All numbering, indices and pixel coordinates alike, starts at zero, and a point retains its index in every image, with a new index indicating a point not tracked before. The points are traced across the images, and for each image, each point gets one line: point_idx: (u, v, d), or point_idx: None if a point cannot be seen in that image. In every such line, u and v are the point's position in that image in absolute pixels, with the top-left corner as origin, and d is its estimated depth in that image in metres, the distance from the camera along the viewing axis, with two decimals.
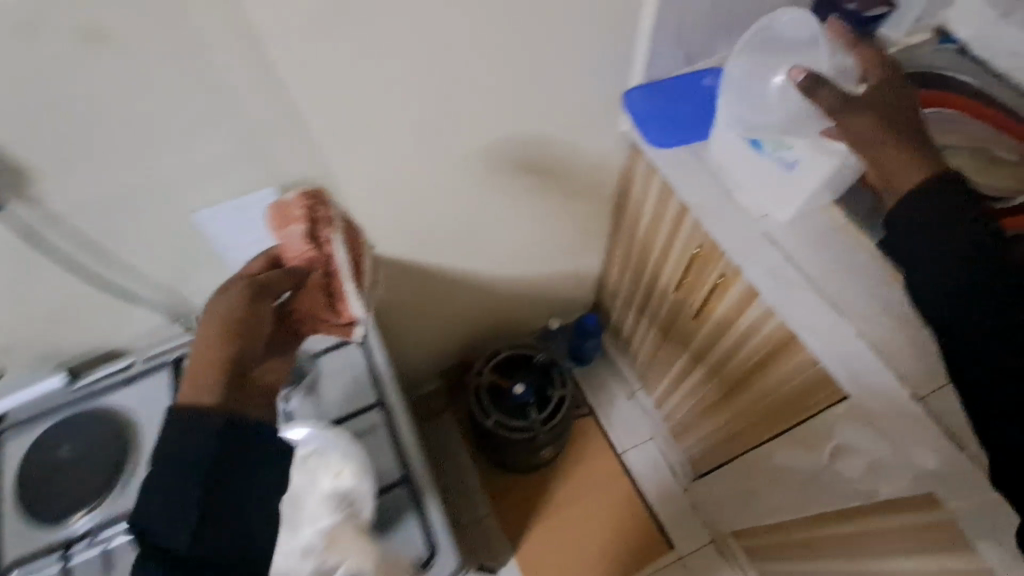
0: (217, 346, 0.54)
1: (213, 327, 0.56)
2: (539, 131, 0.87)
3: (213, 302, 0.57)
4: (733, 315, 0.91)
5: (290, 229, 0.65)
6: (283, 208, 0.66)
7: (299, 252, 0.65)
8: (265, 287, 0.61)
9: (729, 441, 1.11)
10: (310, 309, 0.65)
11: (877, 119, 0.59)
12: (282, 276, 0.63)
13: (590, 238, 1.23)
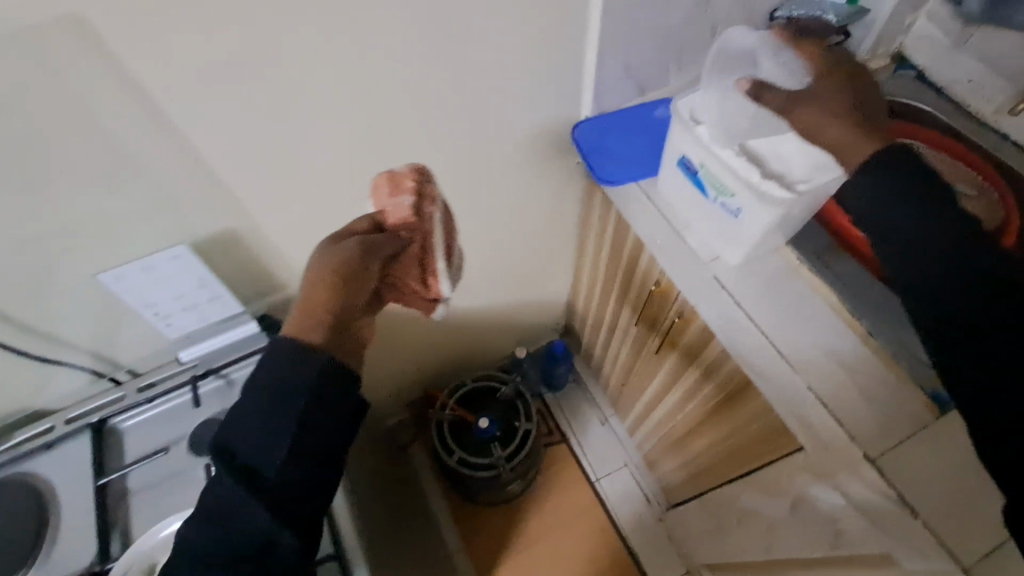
0: (325, 295, 0.57)
1: (327, 273, 0.58)
2: (486, 167, 0.85)
3: (326, 250, 0.59)
4: (693, 352, 0.88)
5: (394, 201, 0.64)
6: (401, 181, 0.64)
7: (404, 219, 0.63)
8: (381, 248, 0.61)
9: (700, 474, 1.08)
10: (404, 279, 0.65)
11: (825, 110, 0.60)
12: (395, 241, 0.63)
13: (555, 265, 1.20)
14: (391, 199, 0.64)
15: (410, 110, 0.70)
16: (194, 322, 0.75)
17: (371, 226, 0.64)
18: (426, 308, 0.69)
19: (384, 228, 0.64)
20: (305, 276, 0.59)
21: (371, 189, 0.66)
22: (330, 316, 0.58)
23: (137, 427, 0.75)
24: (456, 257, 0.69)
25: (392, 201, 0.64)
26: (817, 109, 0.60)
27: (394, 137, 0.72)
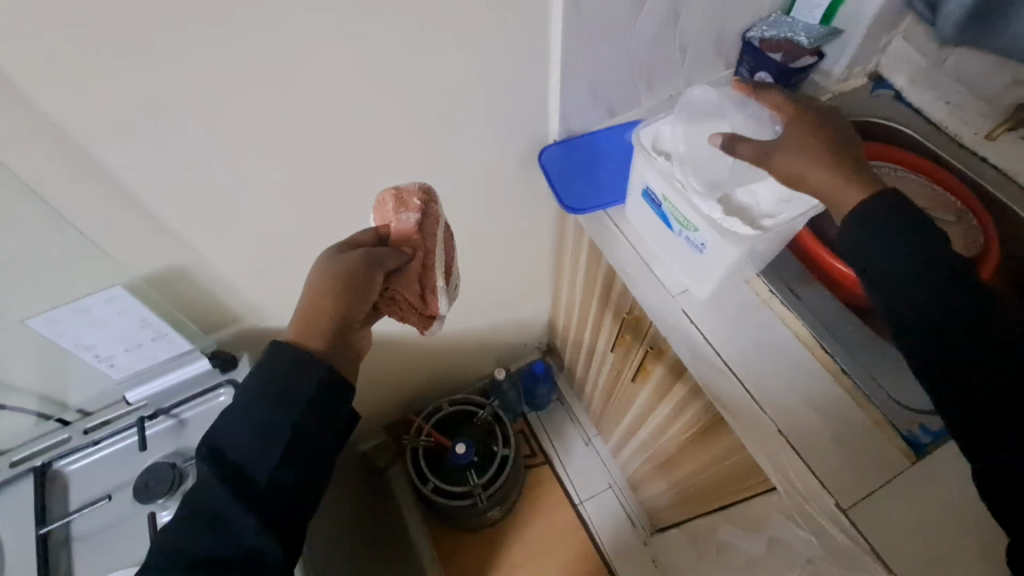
0: (327, 303, 0.53)
1: (329, 282, 0.54)
2: (451, 194, 0.83)
3: (331, 259, 0.56)
4: (668, 381, 0.88)
5: (398, 217, 0.61)
6: (406, 199, 0.62)
7: (409, 234, 0.61)
8: (385, 260, 0.57)
9: (683, 500, 1.05)
10: (403, 294, 0.61)
11: (805, 154, 0.54)
12: (395, 253, 0.59)
13: (532, 286, 1.18)
14: (395, 214, 0.62)
15: (359, 140, 0.67)
16: (141, 361, 0.75)
17: (375, 239, 0.61)
18: (421, 326, 0.65)
19: (387, 242, 0.61)
20: (307, 282, 0.55)
21: (376, 205, 0.64)
22: (331, 324, 0.54)
23: (84, 470, 0.72)
24: (454, 279, 0.67)
25: (396, 216, 0.62)
26: (797, 154, 0.54)
27: (345, 168, 0.70)
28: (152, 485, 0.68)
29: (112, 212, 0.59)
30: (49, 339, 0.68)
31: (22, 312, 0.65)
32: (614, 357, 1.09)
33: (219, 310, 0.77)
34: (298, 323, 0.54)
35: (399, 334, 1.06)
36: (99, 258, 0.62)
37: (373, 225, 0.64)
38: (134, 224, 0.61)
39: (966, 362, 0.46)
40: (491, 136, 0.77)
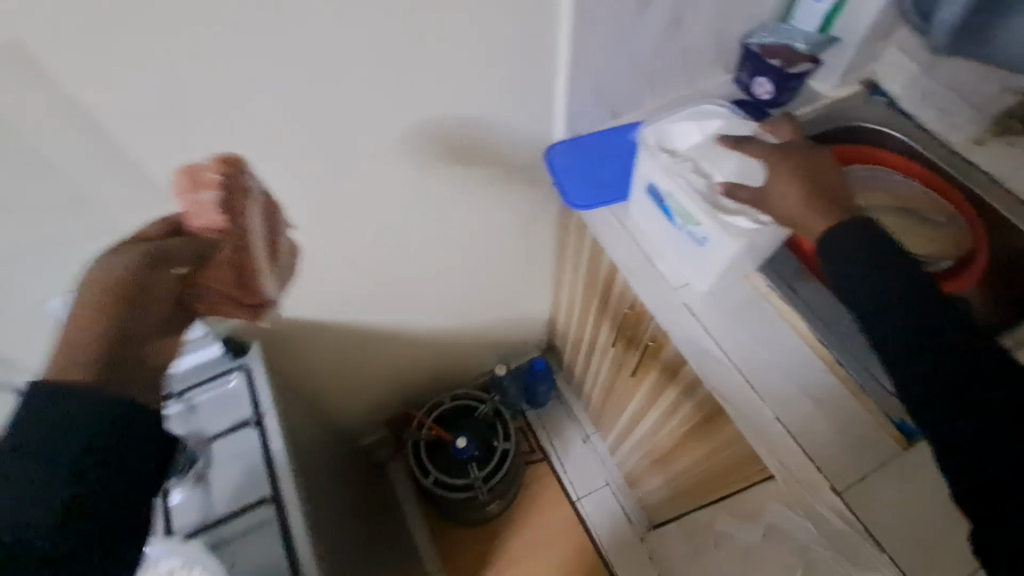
0: (92, 321, 0.44)
1: (87, 297, 0.44)
2: (458, 189, 0.85)
3: (100, 263, 0.47)
4: (667, 376, 0.88)
5: (204, 195, 0.55)
6: (202, 179, 0.56)
7: (210, 219, 0.55)
8: (173, 256, 0.51)
9: (678, 494, 1.09)
10: (218, 285, 0.55)
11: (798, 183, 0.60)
12: (184, 245, 0.52)
13: (534, 283, 1.20)
14: (194, 195, 0.56)
15: (373, 134, 0.70)
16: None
17: (167, 231, 0.54)
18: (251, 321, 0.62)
19: (183, 233, 0.55)
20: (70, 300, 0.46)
21: (174, 195, 0.58)
22: (101, 344, 0.43)
23: None
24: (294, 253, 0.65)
25: (193, 198, 0.56)
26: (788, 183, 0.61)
27: (358, 159, 0.72)
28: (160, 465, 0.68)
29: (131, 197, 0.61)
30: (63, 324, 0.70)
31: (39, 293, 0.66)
32: (613, 353, 1.10)
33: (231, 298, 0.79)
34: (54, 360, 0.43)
35: (402, 328, 1.08)
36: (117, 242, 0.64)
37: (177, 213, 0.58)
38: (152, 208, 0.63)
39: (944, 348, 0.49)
40: (498, 134, 0.80)
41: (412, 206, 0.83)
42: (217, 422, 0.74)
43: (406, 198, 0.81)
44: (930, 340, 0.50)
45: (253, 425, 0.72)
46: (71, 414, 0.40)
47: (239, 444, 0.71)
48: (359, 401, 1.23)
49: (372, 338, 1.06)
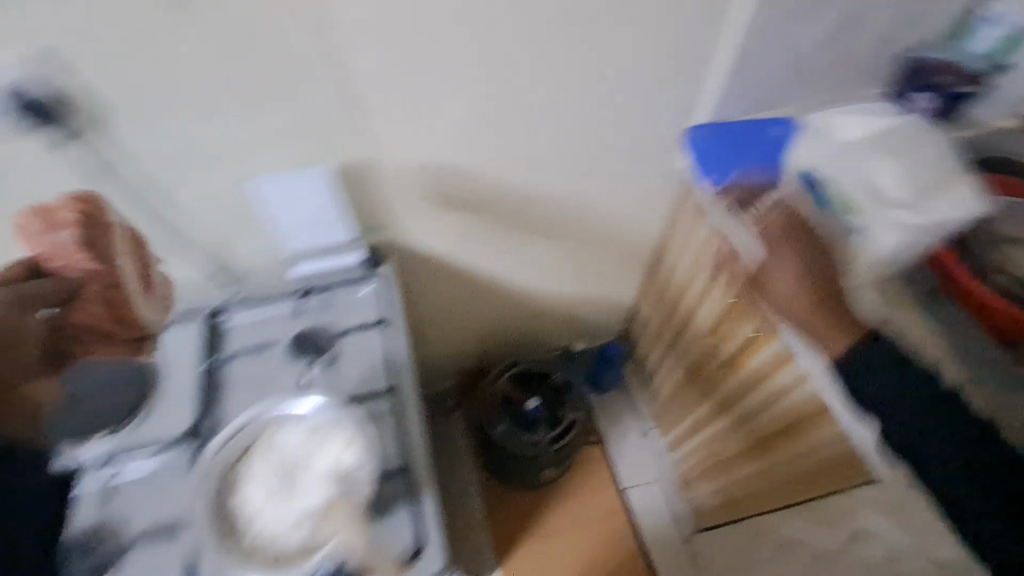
0: None
1: None
2: (598, 155, 0.89)
3: None
4: (765, 373, 0.82)
5: (42, 240, 0.56)
6: (50, 215, 0.56)
7: (69, 254, 0.55)
8: (41, 298, 0.55)
9: (744, 498, 1.08)
10: (89, 323, 0.57)
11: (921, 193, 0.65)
12: (47, 289, 0.55)
13: (626, 270, 1.21)
14: (44, 233, 0.56)
15: (546, 84, 0.75)
16: (313, 243, 0.81)
17: (29, 272, 0.56)
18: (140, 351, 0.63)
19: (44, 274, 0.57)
20: None
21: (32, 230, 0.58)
22: None
23: (243, 324, 0.79)
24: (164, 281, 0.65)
25: (45, 236, 0.56)
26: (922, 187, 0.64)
27: (525, 108, 0.77)
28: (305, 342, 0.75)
29: (335, 100, 0.67)
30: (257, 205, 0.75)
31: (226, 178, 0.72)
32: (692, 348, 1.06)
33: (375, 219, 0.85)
34: None
35: (501, 285, 1.12)
36: (309, 144, 0.71)
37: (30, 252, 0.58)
38: (346, 118, 0.70)
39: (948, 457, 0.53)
40: (649, 105, 0.83)
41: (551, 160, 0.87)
42: (345, 319, 0.80)
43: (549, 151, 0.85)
44: (954, 475, 0.53)
45: (379, 328, 0.79)
46: None
47: (366, 341, 0.78)
48: (441, 347, 1.28)
49: (468, 291, 1.10)
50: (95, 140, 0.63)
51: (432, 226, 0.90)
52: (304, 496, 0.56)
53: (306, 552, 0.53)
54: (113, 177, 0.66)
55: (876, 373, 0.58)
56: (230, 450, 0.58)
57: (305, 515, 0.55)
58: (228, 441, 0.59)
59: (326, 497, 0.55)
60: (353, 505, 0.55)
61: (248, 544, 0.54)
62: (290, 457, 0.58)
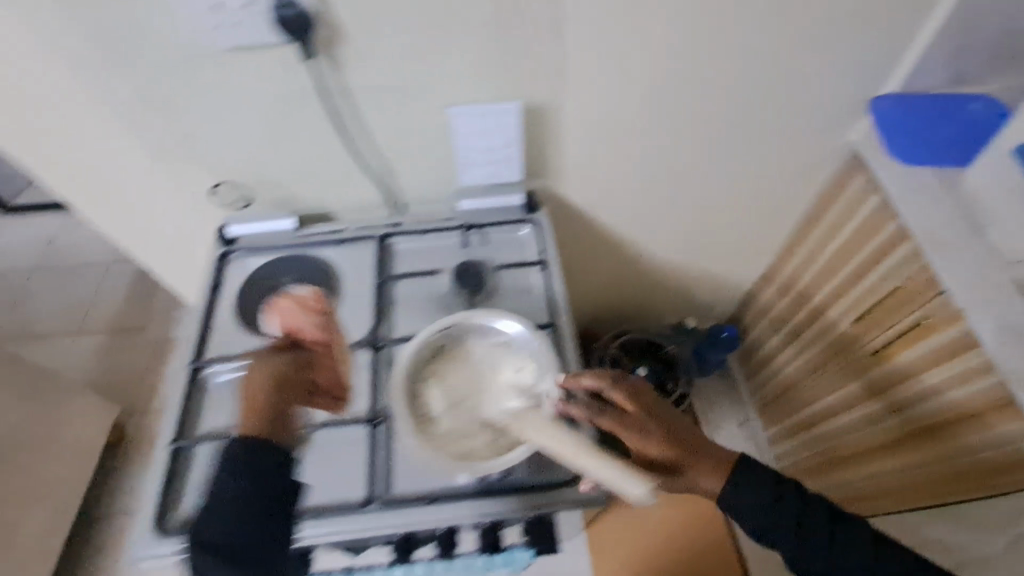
0: (257, 396, 0.61)
1: (254, 387, 0.62)
2: (770, 117, 0.87)
3: (258, 367, 0.64)
4: (926, 363, 0.84)
5: (302, 322, 0.70)
6: (309, 305, 0.71)
7: (316, 335, 0.69)
8: (305, 363, 0.67)
9: (861, 497, 1.03)
10: (329, 383, 0.68)
11: None
12: (298, 356, 0.67)
13: (759, 249, 1.16)
14: (296, 317, 0.70)
15: (745, 38, 0.75)
16: (480, 179, 0.83)
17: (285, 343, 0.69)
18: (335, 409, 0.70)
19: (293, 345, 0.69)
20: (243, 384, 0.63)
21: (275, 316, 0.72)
22: (267, 412, 0.59)
23: (410, 249, 0.85)
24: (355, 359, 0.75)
25: (297, 317, 0.70)
26: None
27: (715, 61, 0.77)
28: (472, 270, 0.79)
29: (542, 36, 0.68)
30: (450, 135, 0.76)
31: (415, 103, 0.72)
32: (830, 339, 1.05)
33: (539, 165, 0.85)
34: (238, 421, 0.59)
35: (631, 249, 1.10)
36: (504, 79, 0.72)
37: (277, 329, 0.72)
38: (544, 56, 0.70)
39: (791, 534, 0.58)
40: (840, 67, 0.81)
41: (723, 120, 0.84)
42: (503, 256, 0.83)
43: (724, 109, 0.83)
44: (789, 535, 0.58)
45: (537, 267, 0.82)
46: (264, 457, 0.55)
47: (525, 278, 0.81)
48: None
49: (597, 252, 1.10)
50: (322, 59, 0.66)
51: (587, 177, 0.91)
52: (489, 403, 0.60)
53: (490, 455, 0.58)
54: (328, 98, 0.71)
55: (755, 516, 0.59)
56: (424, 351, 0.64)
57: (490, 419, 0.60)
58: (422, 345, 0.64)
59: (506, 412, 0.60)
60: None
61: (439, 437, 0.59)
62: (475, 365, 0.63)
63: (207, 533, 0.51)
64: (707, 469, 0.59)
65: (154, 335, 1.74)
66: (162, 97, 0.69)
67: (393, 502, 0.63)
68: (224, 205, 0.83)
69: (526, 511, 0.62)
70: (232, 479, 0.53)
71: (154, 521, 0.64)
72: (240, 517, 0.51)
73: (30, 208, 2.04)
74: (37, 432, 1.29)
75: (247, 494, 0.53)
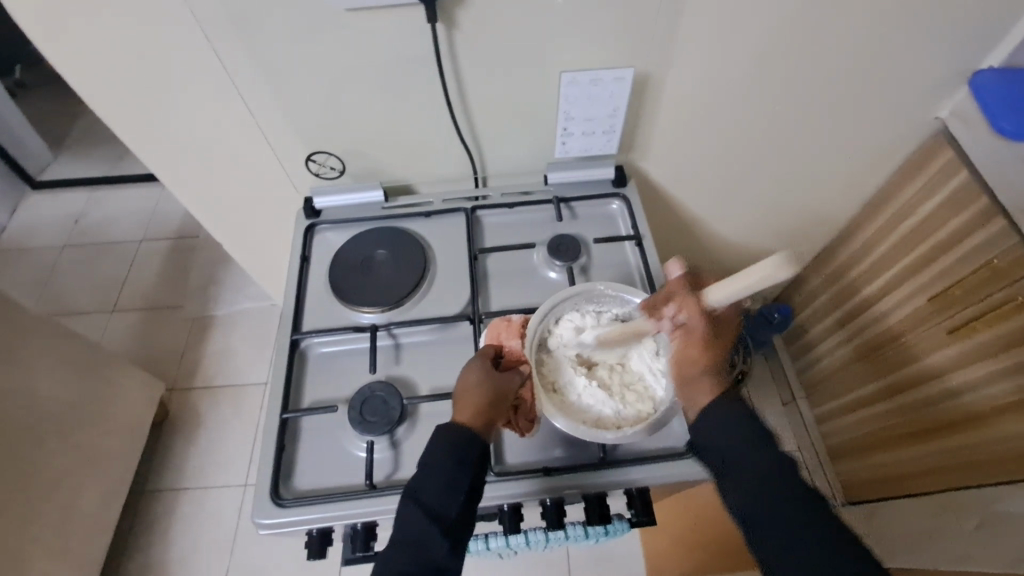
0: (478, 399, 0.57)
1: (475, 388, 0.58)
2: (867, 95, 0.85)
3: (474, 366, 0.60)
4: (1005, 344, 0.83)
5: (511, 341, 0.66)
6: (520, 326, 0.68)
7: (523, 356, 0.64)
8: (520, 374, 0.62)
9: (915, 475, 1.02)
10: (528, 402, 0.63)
11: None
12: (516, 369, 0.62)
13: (820, 231, 1.14)
14: (512, 336, 0.66)
15: (862, 9, 0.72)
16: (576, 150, 0.84)
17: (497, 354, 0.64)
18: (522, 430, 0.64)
19: (501, 359, 0.65)
20: (459, 382, 0.59)
21: (491, 329, 0.68)
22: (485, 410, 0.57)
23: (496, 223, 0.85)
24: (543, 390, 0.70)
25: (513, 338, 0.66)
26: None
27: (825, 34, 0.75)
28: (568, 244, 0.79)
29: (661, 2, 0.67)
30: (557, 100, 0.77)
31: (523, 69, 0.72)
32: (895, 320, 1.05)
33: (628, 138, 0.85)
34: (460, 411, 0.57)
35: (700, 230, 1.08)
36: (613, 46, 0.71)
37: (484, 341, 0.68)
38: (658, 24, 0.69)
39: (794, 507, 0.49)
40: (949, 41, 0.78)
41: (817, 96, 0.83)
42: (590, 231, 0.84)
43: (821, 82, 0.81)
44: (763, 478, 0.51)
45: (630, 242, 0.81)
46: (459, 461, 0.54)
47: (616, 253, 0.81)
48: None
49: (660, 232, 1.08)
50: (440, 22, 0.66)
51: (671, 153, 0.89)
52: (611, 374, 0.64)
53: (619, 422, 0.62)
54: (441, 64, 0.70)
55: (725, 451, 0.54)
56: (549, 321, 0.67)
57: (612, 389, 0.64)
58: (547, 314, 0.67)
59: (628, 380, 0.64)
60: (656, 393, 0.63)
61: (567, 405, 0.63)
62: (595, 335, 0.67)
63: (421, 494, 0.52)
64: (711, 383, 0.57)
65: (192, 312, 1.72)
66: (278, 59, 0.69)
67: (510, 473, 0.65)
68: (316, 173, 0.85)
69: (635, 481, 0.64)
70: (444, 455, 0.54)
71: (271, 490, 0.64)
72: (452, 485, 0.53)
73: (57, 183, 2.00)
74: (91, 404, 1.28)
75: (460, 475, 0.53)
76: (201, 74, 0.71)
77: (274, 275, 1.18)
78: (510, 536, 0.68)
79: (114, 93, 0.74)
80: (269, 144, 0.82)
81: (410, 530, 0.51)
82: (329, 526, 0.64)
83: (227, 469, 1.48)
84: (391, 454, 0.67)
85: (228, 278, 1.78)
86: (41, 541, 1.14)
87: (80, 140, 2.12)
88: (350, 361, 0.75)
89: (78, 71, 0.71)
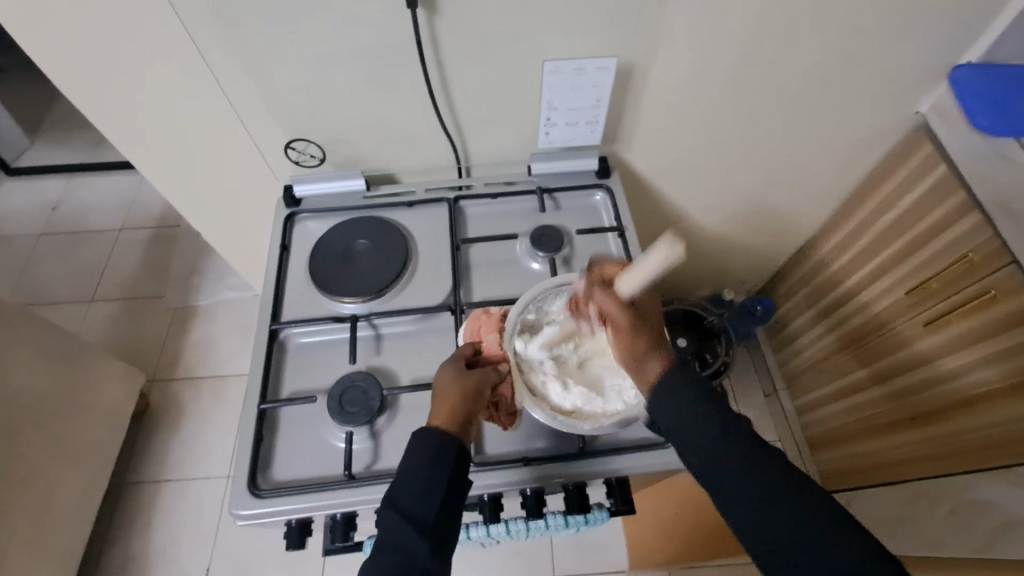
0: (452, 405, 0.57)
1: (451, 393, 0.58)
2: (848, 89, 0.85)
3: (449, 369, 0.60)
4: (984, 333, 0.84)
5: (490, 337, 0.65)
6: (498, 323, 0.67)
7: (500, 355, 0.64)
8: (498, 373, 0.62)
9: (894, 463, 1.04)
10: (507, 400, 0.62)
11: None
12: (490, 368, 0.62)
13: (803, 223, 1.15)
14: (489, 333, 0.66)
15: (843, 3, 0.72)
16: (560, 141, 0.84)
17: (473, 353, 0.64)
18: (504, 424, 0.63)
19: (478, 359, 0.64)
20: (437, 386, 0.60)
21: (469, 327, 0.67)
22: (460, 413, 0.57)
23: (478, 213, 0.85)
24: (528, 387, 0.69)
25: (489, 335, 0.65)
26: None
27: (807, 27, 0.74)
28: (552, 235, 0.79)
29: None
30: (540, 90, 0.76)
31: (505, 58, 0.72)
32: (875, 311, 1.06)
33: (611, 130, 0.85)
34: (438, 414, 0.57)
35: (683, 222, 1.09)
36: (596, 37, 0.71)
37: (464, 336, 0.68)
38: (640, 15, 0.69)
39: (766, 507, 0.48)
40: (929, 38, 0.79)
41: (800, 89, 0.84)
42: (573, 222, 0.84)
43: (803, 75, 0.81)
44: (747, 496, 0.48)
45: (613, 233, 0.81)
46: (431, 465, 0.54)
47: (599, 244, 0.81)
48: None
49: (644, 224, 1.08)
50: (420, 10, 0.65)
51: (654, 146, 0.89)
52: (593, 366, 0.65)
53: (605, 413, 0.62)
54: (422, 52, 0.69)
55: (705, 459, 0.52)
56: (530, 313, 0.67)
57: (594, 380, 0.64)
58: (527, 306, 0.67)
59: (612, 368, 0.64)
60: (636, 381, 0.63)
61: (551, 402, 0.62)
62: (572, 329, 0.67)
63: (400, 499, 0.52)
64: (655, 360, 0.55)
65: (171, 303, 1.70)
66: (254, 44, 0.67)
67: (489, 464, 0.65)
68: (296, 162, 0.84)
69: (622, 469, 0.64)
70: (417, 462, 0.54)
71: (249, 481, 0.64)
72: (430, 487, 0.53)
73: (33, 168, 1.95)
74: (68, 396, 1.26)
75: (437, 477, 0.53)
76: (175, 60, 0.70)
77: (255, 263, 1.16)
78: (489, 525, 0.66)
79: (85, 79, 0.72)
80: (247, 132, 0.80)
81: (394, 540, 0.50)
82: (308, 516, 0.64)
83: (208, 461, 1.47)
84: (370, 445, 0.67)
85: (210, 267, 1.75)
86: (18, 533, 1.12)
87: (56, 126, 2.06)
88: (330, 353, 0.74)
89: (46, 53, 0.69)
